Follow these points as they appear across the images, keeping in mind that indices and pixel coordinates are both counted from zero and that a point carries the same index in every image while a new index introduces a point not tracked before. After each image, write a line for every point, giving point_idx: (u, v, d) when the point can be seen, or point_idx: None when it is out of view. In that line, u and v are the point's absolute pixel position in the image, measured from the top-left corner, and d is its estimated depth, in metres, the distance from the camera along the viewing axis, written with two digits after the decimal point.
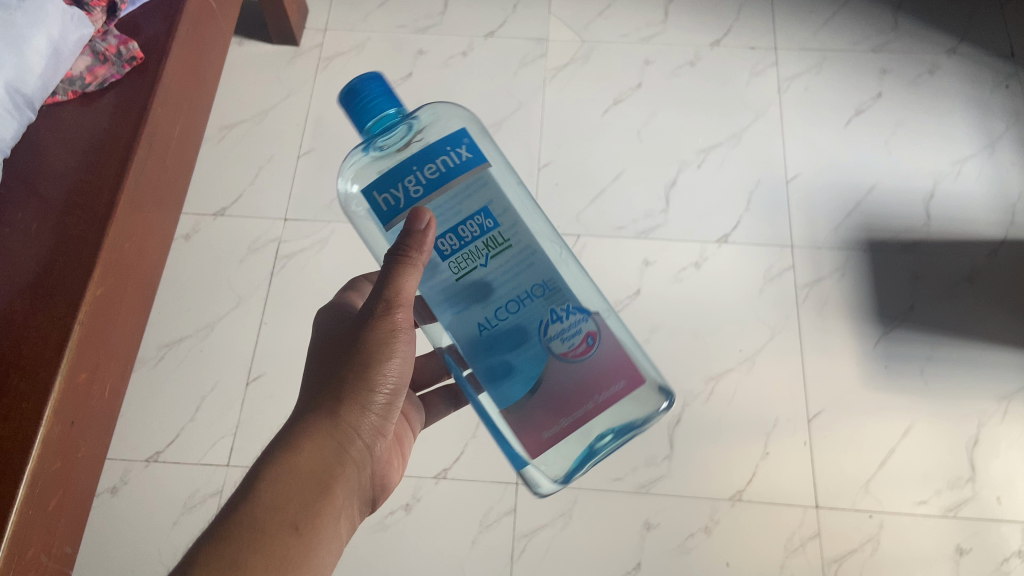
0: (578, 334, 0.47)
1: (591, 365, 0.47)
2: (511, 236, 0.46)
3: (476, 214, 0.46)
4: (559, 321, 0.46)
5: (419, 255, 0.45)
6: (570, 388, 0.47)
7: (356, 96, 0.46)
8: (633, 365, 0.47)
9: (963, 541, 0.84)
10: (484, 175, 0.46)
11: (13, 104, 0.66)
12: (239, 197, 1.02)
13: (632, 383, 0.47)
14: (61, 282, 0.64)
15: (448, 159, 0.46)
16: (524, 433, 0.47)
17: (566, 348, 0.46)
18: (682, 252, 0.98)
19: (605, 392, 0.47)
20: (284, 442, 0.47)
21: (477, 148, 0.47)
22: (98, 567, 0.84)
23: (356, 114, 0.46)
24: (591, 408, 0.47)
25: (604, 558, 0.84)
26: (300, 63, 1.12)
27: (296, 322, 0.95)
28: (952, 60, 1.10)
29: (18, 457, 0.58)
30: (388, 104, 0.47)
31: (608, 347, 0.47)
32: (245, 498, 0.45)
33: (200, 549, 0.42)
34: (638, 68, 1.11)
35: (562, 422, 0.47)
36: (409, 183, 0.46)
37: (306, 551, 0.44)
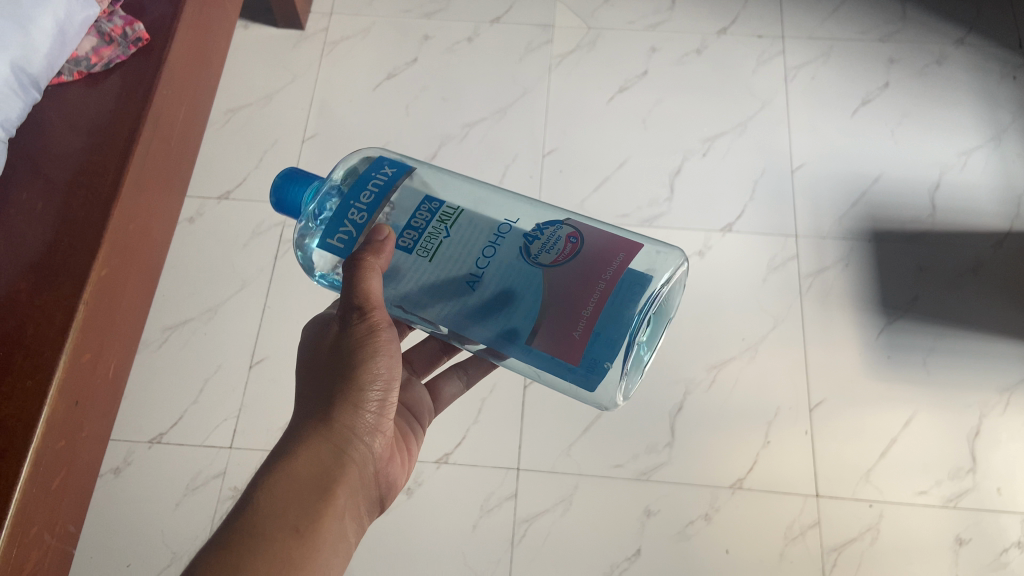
0: (559, 240, 0.47)
1: (586, 255, 0.47)
2: (457, 206, 0.49)
3: (421, 204, 0.48)
4: (536, 239, 0.47)
5: (378, 259, 0.46)
6: (576, 281, 0.46)
7: (280, 190, 0.52)
8: (623, 239, 0.48)
9: (963, 531, 0.84)
10: (411, 177, 0.50)
11: (16, 83, 0.65)
12: (243, 180, 1.02)
13: (629, 248, 0.47)
14: (66, 262, 0.64)
15: (375, 179, 0.49)
16: (557, 343, 0.46)
17: (554, 254, 0.47)
18: (685, 240, 0.98)
19: (611, 267, 0.46)
20: (280, 453, 0.48)
21: (397, 162, 0.50)
22: (101, 546, 0.84)
23: (289, 204, 0.52)
24: (606, 287, 0.46)
25: (604, 543, 0.84)
26: (305, 47, 1.12)
27: (299, 307, 0.95)
28: (960, 50, 1.09)
29: (22, 434, 0.59)
30: (309, 180, 0.52)
31: (589, 233, 0.48)
32: (244, 507, 0.45)
33: (201, 556, 0.43)
34: (644, 55, 1.11)
35: (586, 312, 0.45)
36: (353, 216, 0.48)
37: (308, 553, 0.44)
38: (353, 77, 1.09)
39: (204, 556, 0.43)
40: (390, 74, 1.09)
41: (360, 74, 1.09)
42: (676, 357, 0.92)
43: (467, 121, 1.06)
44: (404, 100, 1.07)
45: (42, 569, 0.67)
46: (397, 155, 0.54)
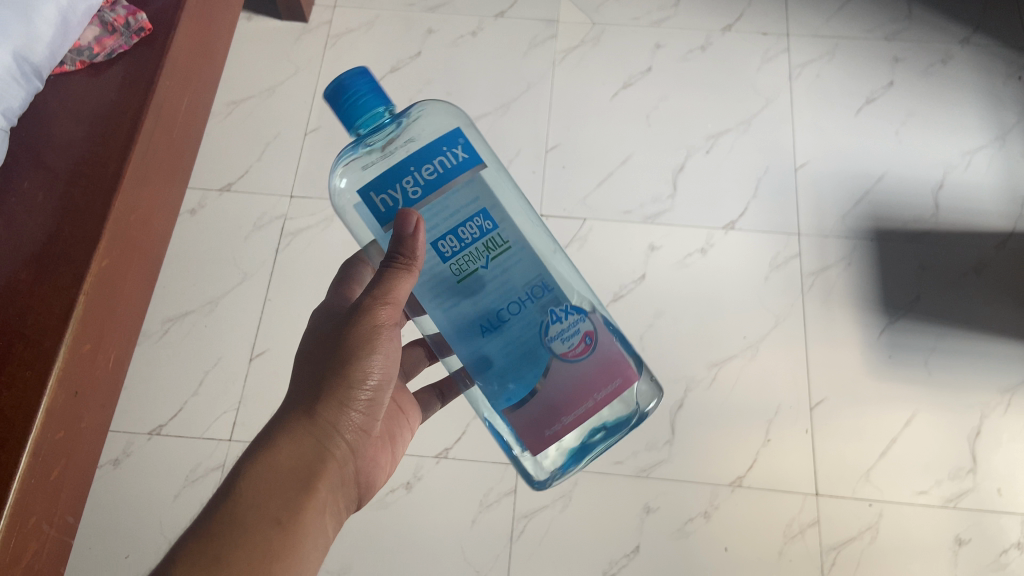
0: (576, 334, 0.49)
1: (591, 363, 0.49)
2: (507, 237, 0.48)
3: (476, 216, 0.47)
4: (558, 323, 0.48)
5: (411, 254, 0.46)
6: (571, 387, 0.49)
7: (347, 92, 0.47)
8: (626, 364, 0.50)
9: (962, 532, 0.84)
10: (478, 174, 0.48)
11: (19, 72, 0.64)
12: (245, 172, 1.02)
13: (627, 379, 0.50)
14: (66, 253, 0.64)
15: (445, 159, 0.47)
16: (528, 430, 0.49)
17: (566, 349, 0.49)
18: (688, 237, 0.98)
19: (602, 389, 0.49)
20: (264, 441, 0.47)
21: (472, 149, 0.48)
22: (98, 538, 0.84)
23: (346, 110, 0.47)
24: (590, 406, 0.49)
25: (603, 540, 0.84)
26: (308, 39, 1.11)
27: (300, 300, 0.95)
28: (965, 50, 1.09)
29: (21, 424, 0.59)
30: (380, 99, 0.47)
31: (605, 345, 0.49)
32: (228, 494, 0.45)
33: (183, 544, 0.42)
34: (649, 51, 1.10)
35: (563, 421, 0.49)
36: (407, 184, 0.47)
37: (290, 545, 0.44)
38: (357, 70, 1.09)
39: (187, 545, 0.42)
40: (393, 68, 1.09)
41: (363, 68, 1.09)
42: (678, 354, 0.92)
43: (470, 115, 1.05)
44: (407, 94, 1.07)
45: (40, 559, 0.67)
46: (477, 131, 0.51)
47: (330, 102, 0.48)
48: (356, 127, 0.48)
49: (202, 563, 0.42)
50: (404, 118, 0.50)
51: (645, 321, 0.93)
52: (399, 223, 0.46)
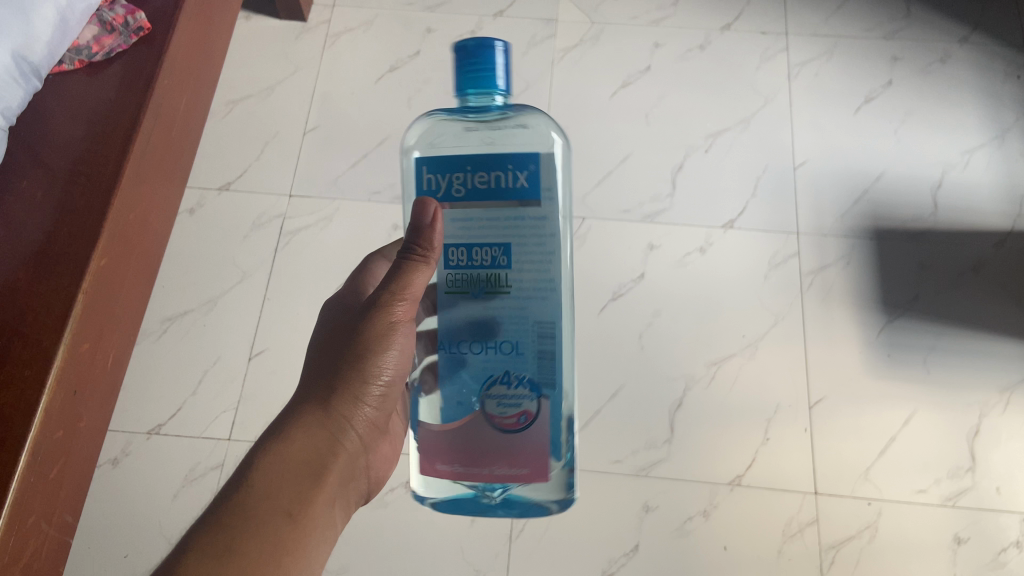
0: (515, 407, 0.49)
1: (511, 440, 0.49)
2: (512, 280, 0.48)
3: (496, 246, 0.48)
4: (503, 386, 0.49)
5: (427, 247, 0.48)
6: (480, 446, 0.49)
7: (472, 57, 0.48)
8: (543, 464, 0.50)
9: (961, 530, 0.84)
10: (526, 207, 0.48)
11: (18, 71, 0.64)
12: (243, 172, 1.02)
13: (535, 476, 0.50)
14: (65, 252, 0.64)
15: (504, 176, 0.48)
16: (431, 451, 0.50)
17: (498, 412, 0.49)
18: (687, 236, 0.98)
19: (507, 467, 0.49)
20: (277, 432, 0.47)
21: (536, 181, 0.48)
22: (98, 537, 0.84)
23: (462, 71, 0.49)
24: (488, 472, 0.50)
25: (602, 539, 0.84)
26: (307, 39, 1.11)
27: (299, 299, 0.95)
28: (964, 49, 1.09)
29: (20, 423, 0.59)
30: (497, 83, 0.49)
31: (534, 435, 0.49)
32: (240, 486, 0.44)
33: (196, 532, 0.42)
34: (648, 50, 1.10)
35: (455, 468, 0.50)
36: (456, 180, 0.49)
37: (300, 538, 0.44)
38: (356, 69, 1.09)
39: (199, 534, 0.42)
40: (392, 67, 1.09)
41: (362, 67, 1.09)
42: (677, 353, 0.92)
43: None
44: (405, 94, 1.07)
45: (40, 558, 0.67)
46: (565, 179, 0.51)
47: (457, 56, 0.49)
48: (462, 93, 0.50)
49: (213, 553, 0.41)
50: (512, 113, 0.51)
51: (645, 320, 0.94)
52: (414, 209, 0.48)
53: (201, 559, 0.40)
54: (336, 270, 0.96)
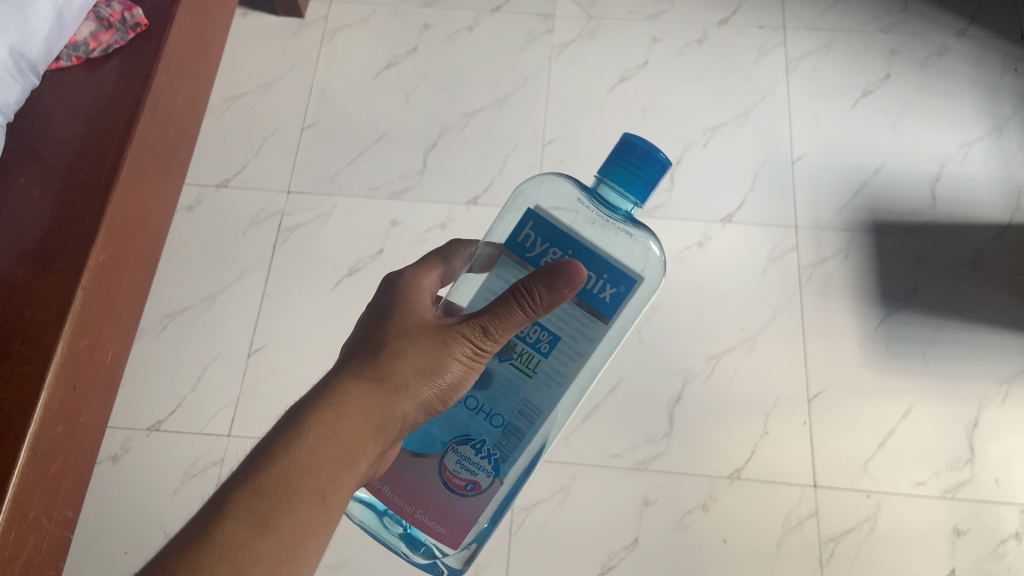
0: (471, 473, 0.47)
1: (446, 498, 0.47)
2: (538, 370, 0.46)
3: (545, 331, 0.45)
4: (472, 451, 0.47)
5: (540, 304, 0.43)
6: (416, 484, 0.47)
7: (638, 159, 0.44)
8: (458, 535, 0.48)
9: (960, 522, 0.84)
10: (592, 318, 0.45)
11: (14, 67, 0.64)
12: (242, 168, 1.02)
13: (447, 540, 0.48)
14: (64, 248, 0.64)
15: (593, 279, 0.45)
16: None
17: (453, 468, 0.47)
18: (686, 230, 0.98)
19: (427, 517, 0.48)
20: (331, 400, 0.43)
21: (617, 304, 0.45)
22: (96, 534, 0.84)
23: (615, 159, 0.45)
24: (407, 509, 0.48)
25: (603, 534, 0.84)
26: (305, 35, 1.11)
27: (298, 296, 0.95)
28: (961, 42, 1.09)
29: (19, 419, 0.59)
30: (640, 193, 0.45)
31: (469, 507, 0.47)
32: (282, 449, 0.40)
33: (233, 496, 0.38)
34: (645, 45, 1.10)
35: (382, 487, 0.48)
36: (552, 254, 0.45)
37: (326, 521, 0.40)
38: (353, 66, 1.09)
39: (233, 498, 0.38)
40: (389, 63, 1.09)
41: (360, 63, 1.09)
42: (676, 347, 0.92)
43: (467, 110, 1.05)
44: (403, 90, 1.07)
45: (41, 552, 0.69)
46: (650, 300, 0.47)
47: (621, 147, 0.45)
48: (608, 181, 0.46)
49: (249, 521, 0.38)
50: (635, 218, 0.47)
51: (644, 314, 0.94)
52: (562, 267, 0.42)
53: (235, 531, 0.37)
54: (334, 267, 0.96)
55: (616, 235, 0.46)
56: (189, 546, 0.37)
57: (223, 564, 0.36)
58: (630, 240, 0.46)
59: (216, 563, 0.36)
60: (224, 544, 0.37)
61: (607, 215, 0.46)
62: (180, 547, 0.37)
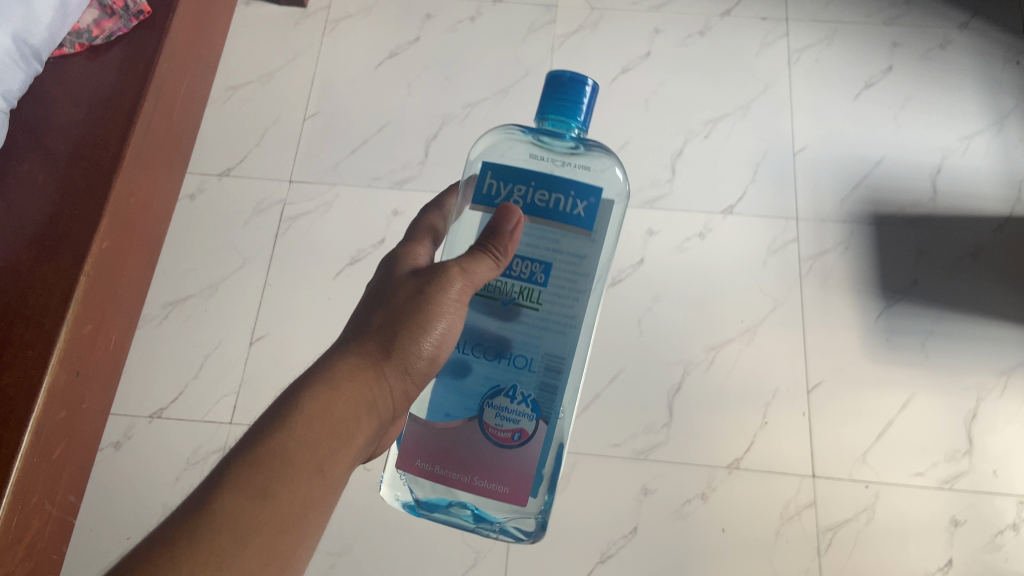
0: (513, 421, 0.46)
1: (499, 454, 0.46)
2: (543, 301, 0.46)
3: (539, 265, 0.46)
4: (506, 399, 0.46)
5: (500, 251, 0.45)
6: (467, 451, 0.46)
7: (565, 87, 0.47)
8: (524, 486, 0.47)
9: (958, 513, 0.85)
10: (576, 236, 0.45)
11: (18, 54, 0.64)
12: (243, 157, 1.02)
13: (512, 498, 0.47)
14: (68, 234, 0.65)
15: (563, 199, 0.45)
16: (412, 444, 0.47)
17: (494, 423, 0.46)
18: (687, 221, 0.98)
19: (486, 481, 0.47)
20: (321, 378, 0.43)
21: (593, 215, 0.46)
22: (98, 520, 0.85)
23: (548, 98, 0.47)
24: (467, 482, 0.47)
25: (602, 522, 0.85)
26: (306, 25, 1.11)
27: (300, 283, 0.95)
28: (963, 35, 1.09)
29: (22, 404, 0.60)
30: (580, 118, 0.47)
31: (523, 455, 0.46)
32: (278, 426, 0.40)
33: (232, 469, 0.38)
34: (648, 36, 1.10)
35: (435, 469, 0.47)
36: (518, 192, 0.46)
37: (326, 492, 0.41)
38: (355, 56, 1.09)
39: (234, 472, 0.38)
40: (391, 53, 1.09)
41: (362, 53, 1.09)
42: (677, 337, 0.92)
43: (468, 101, 1.05)
44: (405, 80, 1.07)
45: (43, 536, 0.70)
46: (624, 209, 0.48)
47: (548, 85, 0.47)
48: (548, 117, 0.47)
49: (247, 495, 0.38)
50: (589, 149, 0.48)
51: (644, 305, 0.94)
52: (499, 213, 0.45)
53: (235, 502, 0.37)
54: (334, 256, 0.96)
55: (572, 168, 0.47)
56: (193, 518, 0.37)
57: (224, 535, 0.36)
58: (588, 162, 0.47)
59: (215, 534, 0.36)
60: (227, 517, 0.37)
61: (556, 147, 0.48)
62: (183, 518, 0.37)
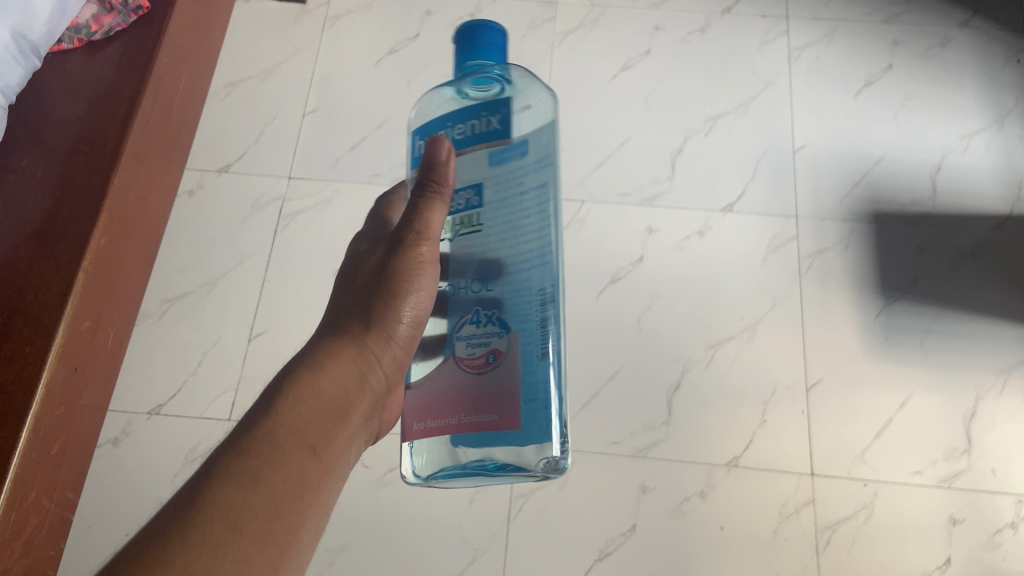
0: (483, 345, 0.44)
1: (481, 381, 0.44)
2: (484, 221, 0.45)
3: (469, 188, 0.46)
4: (471, 325, 0.45)
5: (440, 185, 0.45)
6: (450, 391, 0.44)
7: (469, 34, 0.46)
8: (515, 406, 0.43)
9: (956, 511, 0.84)
10: (499, 148, 0.45)
11: (17, 50, 0.64)
12: (242, 154, 1.02)
13: (507, 422, 0.43)
14: (67, 229, 0.64)
15: (478, 122, 0.46)
16: (406, 413, 0.46)
17: (466, 353, 0.45)
18: (686, 219, 0.98)
19: (477, 414, 0.44)
20: (304, 363, 0.43)
21: (508, 123, 0.45)
22: (96, 517, 0.85)
23: (460, 51, 0.46)
24: (460, 422, 0.44)
25: (601, 520, 0.85)
26: (306, 21, 1.11)
27: (299, 279, 0.95)
28: (964, 33, 1.08)
29: (21, 400, 0.60)
30: (498, 56, 0.46)
31: (502, 376, 0.44)
32: (266, 414, 0.41)
33: (222, 459, 0.39)
34: (648, 33, 1.10)
35: (429, 421, 0.44)
36: None
37: (323, 473, 0.41)
38: (355, 52, 1.09)
39: (225, 461, 0.39)
40: (391, 49, 1.09)
41: (362, 49, 1.09)
42: (676, 335, 0.92)
43: None
44: (405, 76, 1.07)
45: (41, 532, 0.70)
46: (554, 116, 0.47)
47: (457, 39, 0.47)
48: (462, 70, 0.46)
49: (240, 482, 0.38)
50: (515, 84, 0.47)
51: (644, 302, 0.94)
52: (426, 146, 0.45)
53: (227, 491, 0.38)
54: (333, 252, 0.96)
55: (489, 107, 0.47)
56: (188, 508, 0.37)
57: (217, 521, 0.37)
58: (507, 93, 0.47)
59: (209, 522, 0.36)
60: (223, 506, 0.37)
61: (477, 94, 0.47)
62: (177, 509, 0.37)
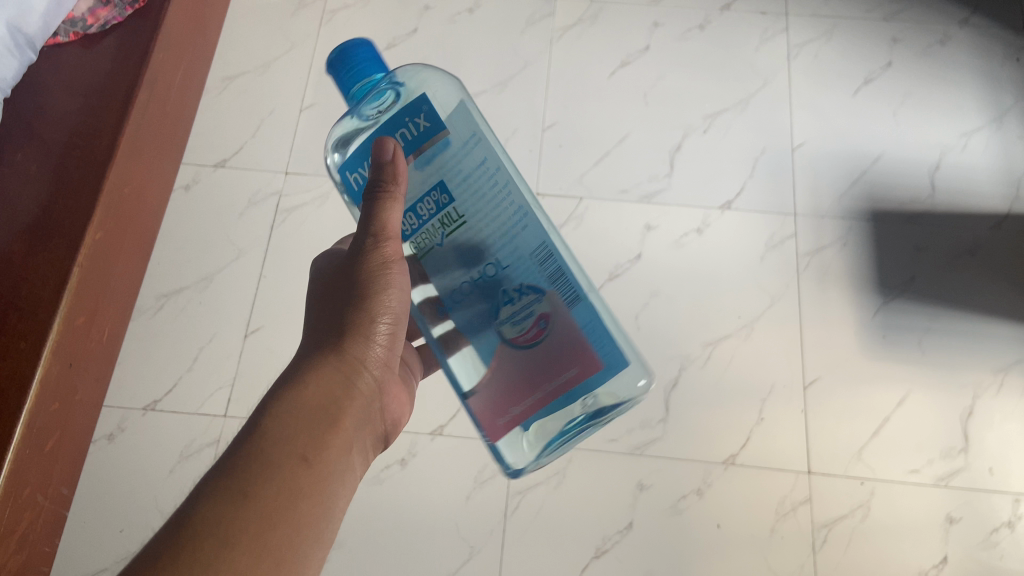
0: (530, 316, 0.45)
1: (546, 349, 0.45)
2: (466, 211, 0.44)
3: (433, 189, 0.45)
4: (508, 305, 0.45)
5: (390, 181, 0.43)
6: (520, 373, 0.46)
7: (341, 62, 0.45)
8: (586, 350, 0.45)
9: (953, 510, 0.84)
10: (444, 142, 0.44)
11: (13, 43, 0.63)
12: (239, 149, 1.02)
13: (586, 368, 0.45)
14: (61, 225, 0.64)
15: (407, 130, 0.44)
16: (485, 408, 0.47)
17: (513, 332, 0.45)
18: (684, 216, 0.98)
19: (556, 377, 0.45)
20: (286, 382, 0.45)
21: (436, 116, 0.44)
22: (90, 513, 0.84)
23: (342, 78, 0.45)
24: (548, 394, 0.46)
25: (597, 517, 0.85)
26: (303, 15, 1.10)
27: (295, 274, 0.94)
28: (964, 31, 1.08)
29: (16, 396, 0.59)
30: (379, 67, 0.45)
31: (560, 333, 0.45)
32: (253, 433, 0.41)
33: (210, 480, 0.39)
34: (647, 29, 1.09)
35: (513, 410, 0.46)
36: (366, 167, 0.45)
37: (317, 479, 0.41)
38: None
39: (213, 481, 0.39)
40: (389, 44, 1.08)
41: None
42: (674, 332, 0.92)
43: None
44: None
45: (35, 529, 0.69)
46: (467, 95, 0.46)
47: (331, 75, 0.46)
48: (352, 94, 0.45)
49: (228, 497, 0.38)
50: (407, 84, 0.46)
51: (642, 300, 0.94)
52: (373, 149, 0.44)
53: (216, 507, 0.38)
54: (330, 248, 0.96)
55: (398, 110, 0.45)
56: (181, 527, 0.37)
57: (211, 535, 0.36)
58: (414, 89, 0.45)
59: (203, 537, 0.36)
60: (214, 519, 0.37)
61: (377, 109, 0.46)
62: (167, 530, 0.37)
